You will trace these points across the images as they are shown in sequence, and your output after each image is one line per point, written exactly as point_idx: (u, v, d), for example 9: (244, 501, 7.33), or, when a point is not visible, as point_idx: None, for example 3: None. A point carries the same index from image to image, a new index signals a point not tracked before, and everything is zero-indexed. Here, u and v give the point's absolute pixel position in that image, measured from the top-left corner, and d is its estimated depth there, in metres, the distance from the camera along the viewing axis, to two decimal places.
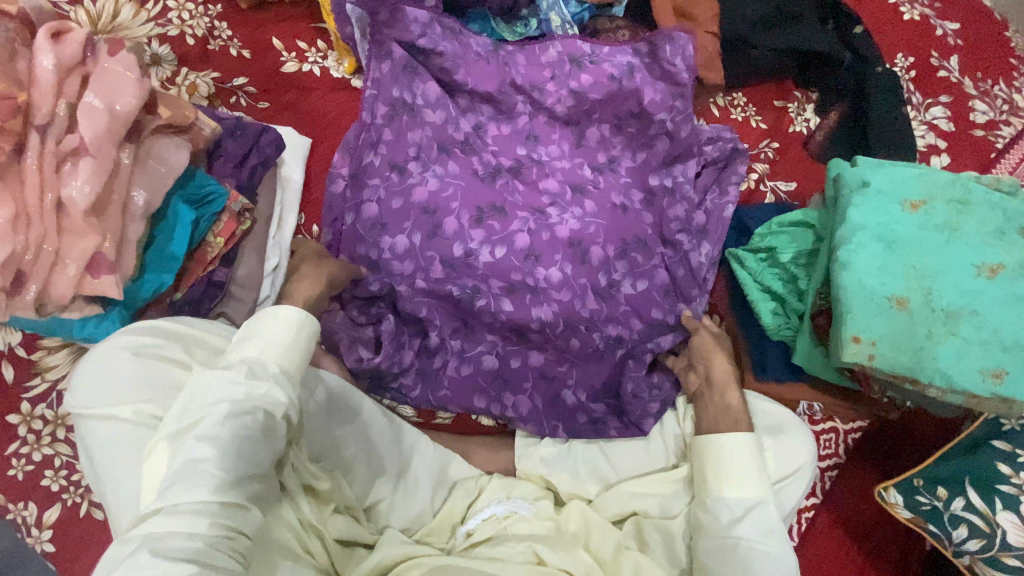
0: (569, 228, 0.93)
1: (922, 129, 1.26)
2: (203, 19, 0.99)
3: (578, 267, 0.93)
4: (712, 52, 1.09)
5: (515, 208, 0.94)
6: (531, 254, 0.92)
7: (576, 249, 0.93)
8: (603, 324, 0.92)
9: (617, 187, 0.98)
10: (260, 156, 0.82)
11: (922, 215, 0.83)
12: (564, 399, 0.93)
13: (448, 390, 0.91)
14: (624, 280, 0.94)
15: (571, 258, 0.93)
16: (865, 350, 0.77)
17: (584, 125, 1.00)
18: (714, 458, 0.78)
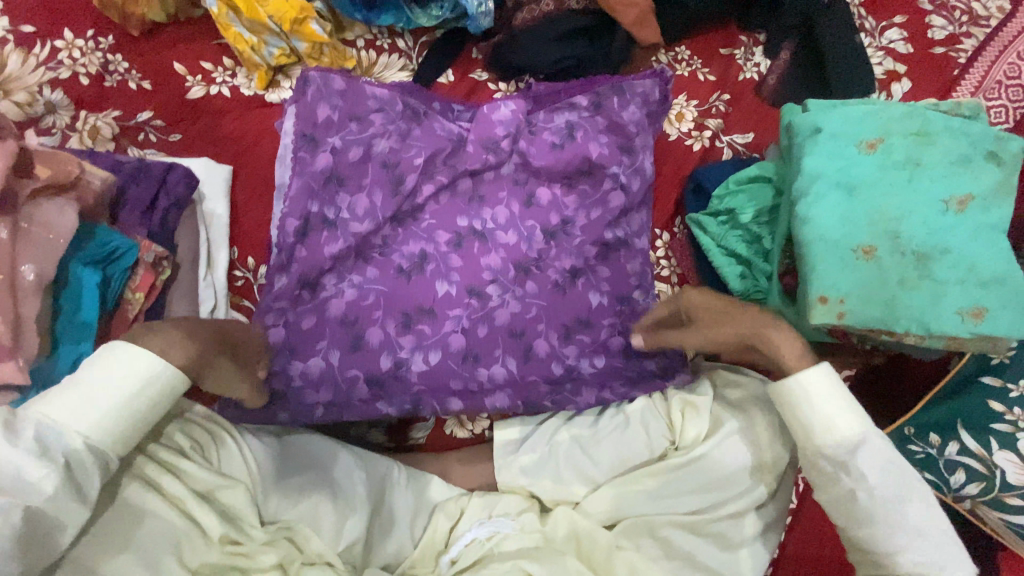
0: (508, 314, 0.93)
1: (880, 55, 1.19)
2: (95, 55, 0.92)
3: (522, 364, 0.92)
4: (646, 6, 0.96)
5: (447, 307, 0.91)
6: (470, 354, 0.91)
7: (516, 342, 0.92)
8: (546, 267, 0.95)
9: (560, 258, 0.95)
10: (172, 197, 0.77)
11: (881, 154, 0.77)
12: (535, 351, 0.92)
13: (421, 386, 0.89)
14: (577, 215, 0.97)
15: (513, 352, 0.92)
16: (834, 309, 0.72)
17: (534, 185, 0.97)
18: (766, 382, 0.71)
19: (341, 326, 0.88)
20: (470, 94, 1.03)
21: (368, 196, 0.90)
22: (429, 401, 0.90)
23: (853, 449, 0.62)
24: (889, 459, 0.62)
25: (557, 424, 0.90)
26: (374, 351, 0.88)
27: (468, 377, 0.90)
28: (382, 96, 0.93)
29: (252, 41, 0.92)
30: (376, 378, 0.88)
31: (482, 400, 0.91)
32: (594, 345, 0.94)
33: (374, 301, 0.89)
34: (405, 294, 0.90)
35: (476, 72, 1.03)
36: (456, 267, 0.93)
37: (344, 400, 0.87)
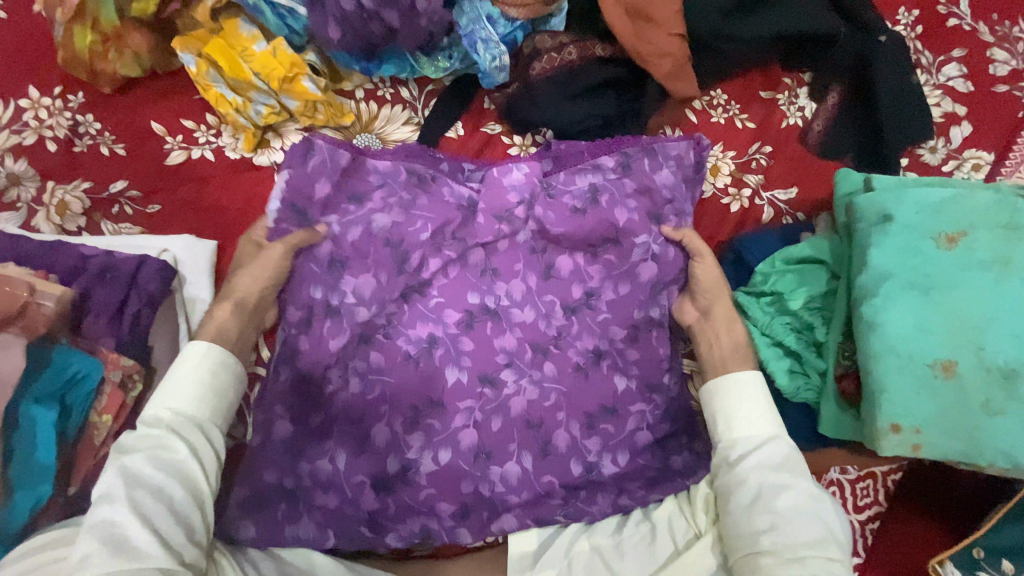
0: (524, 402, 0.82)
1: (937, 95, 1.05)
2: (63, 115, 0.82)
3: (540, 460, 0.82)
4: (681, 56, 0.86)
5: (456, 398, 0.82)
6: (481, 451, 0.81)
7: (533, 434, 0.82)
8: (567, 347, 0.84)
9: (580, 338, 0.84)
10: (144, 296, 0.68)
11: (962, 250, 0.66)
12: (555, 444, 0.83)
13: (430, 489, 0.80)
14: (603, 287, 0.84)
15: (528, 445, 0.82)
16: (908, 439, 0.64)
17: (553, 254, 0.85)
18: (725, 399, 0.73)
19: (344, 425, 0.79)
20: (482, 150, 0.91)
21: (369, 275, 0.81)
22: (438, 530, 0.80)
23: (750, 432, 0.70)
24: (784, 454, 0.68)
25: (574, 532, 0.81)
26: (378, 454, 0.79)
27: (479, 477, 0.81)
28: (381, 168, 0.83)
29: (236, 102, 0.82)
30: (379, 483, 0.79)
31: (490, 523, 0.81)
32: (620, 440, 0.83)
33: (379, 396, 0.80)
34: (410, 385, 0.81)
35: (488, 124, 0.92)
36: (467, 350, 0.83)
37: (349, 509, 0.78)
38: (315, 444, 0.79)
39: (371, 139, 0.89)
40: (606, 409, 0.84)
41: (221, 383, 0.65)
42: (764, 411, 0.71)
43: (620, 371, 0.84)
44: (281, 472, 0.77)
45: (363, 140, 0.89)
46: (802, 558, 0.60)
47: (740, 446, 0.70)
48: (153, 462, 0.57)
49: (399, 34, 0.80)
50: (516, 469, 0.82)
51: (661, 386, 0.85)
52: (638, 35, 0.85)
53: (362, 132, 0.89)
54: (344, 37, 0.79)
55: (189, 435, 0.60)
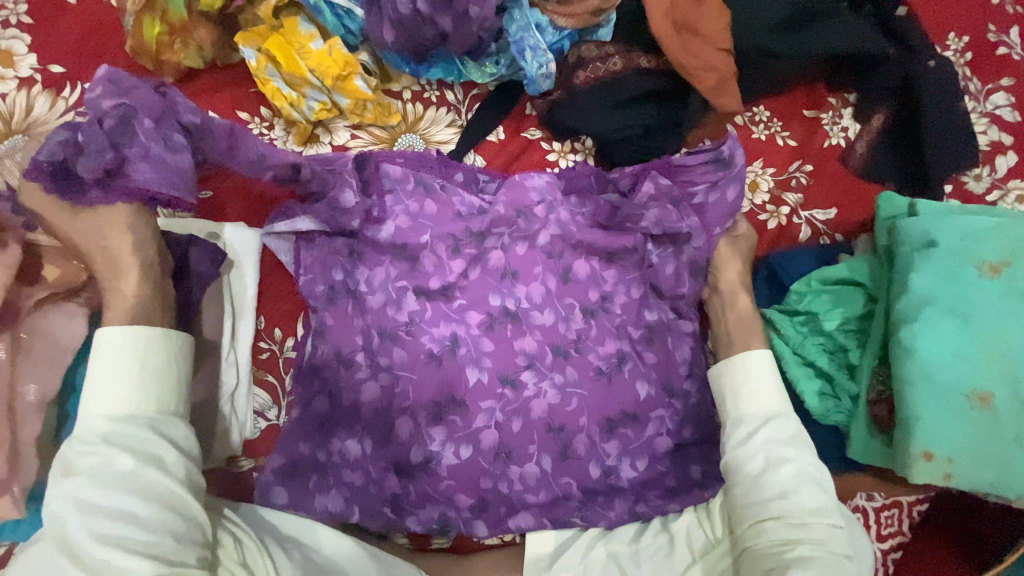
0: (546, 405, 0.84)
1: (984, 122, 1.03)
2: None
3: (559, 462, 0.84)
4: (726, 71, 0.86)
5: (478, 397, 0.84)
6: (502, 450, 0.83)
7: (554, 438, 0.84)
8: (587, 352, 0.86)
9: (601, 343, 0.86)
10: (193, 277, 0.76)
11: (1006, 281, 0.65)
12: (575, 450, 0.84)
13: (450, 482, 0.82)
14: (616, 292, 0.88)
15: (549, 449, 0.84)
16: (940, 469, 0.63)
17: (571, 258, 0.88)
18: (742, 375, 0.74)
19: (371, 416, 0.81)
20: (521, 155, 0.93)
21: (400, 268, 0.85)
22: (455, 520, 0.82)
23: (758, 413, 0.72)
24: (792, 429, 0.70)
25: (592, 537, 0.82)
26: (401, 444, 0.81)
27: (498, 475, 0.83)
28: (396, 176, 0.86)
29: (291, 96, 0.85)
30: (402, 471, 0.81)
31: (506, 519, 0.82)
32: (639, 445, 0.85)
33: (402, 389, 0.82)
34: (432, 379, 0.83)
35: (528, 129, 0.93)
36: (488, 351, 0.85)
37: (373, 489, 0.80)
38: (342, 430, 0.81)
39: (416, 140, 0.91)
40: (625, 415, 0.85)
41: (157, 373, 0.60)
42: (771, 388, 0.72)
43: (640, 376, 0.86)
44: (311, 454, 0.79)
45: (407, 140, 0.91)
46: (807, 524, 0.64)
47: (748, 427, 0.71)
48: (99, 479, 0.55)
49: (451, 38, 0.82)
50: (534, 468, 0.83)
51: (679, 396, 0.86)
52: (686, 49, 0.86)
53: (406, 131, 0.91)
54: (397, 39, 0.82)
55: (132, 444, 0.56)
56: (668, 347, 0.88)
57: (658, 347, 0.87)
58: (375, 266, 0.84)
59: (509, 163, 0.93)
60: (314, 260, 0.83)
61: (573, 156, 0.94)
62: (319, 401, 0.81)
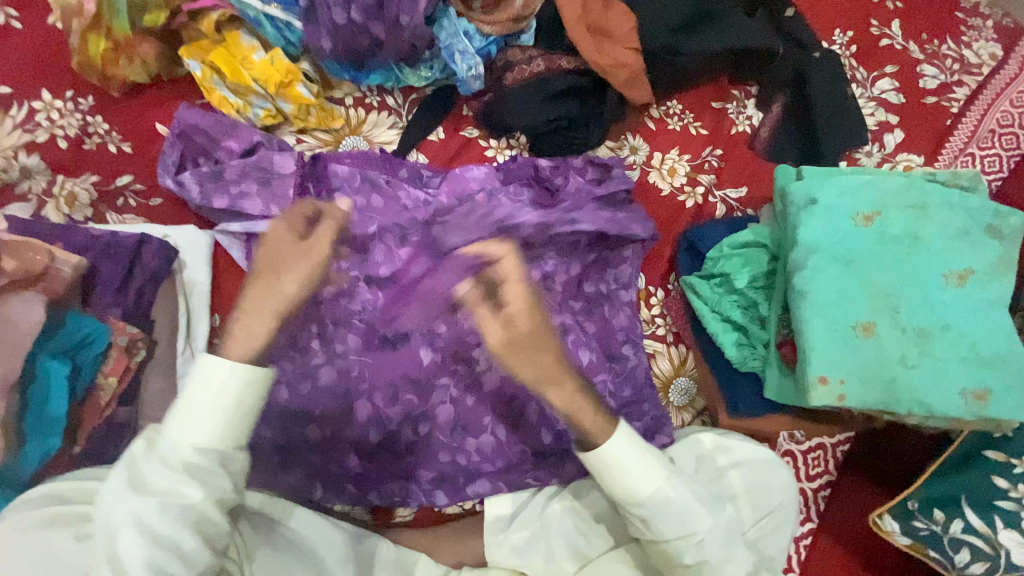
0: (497, 378, 0.90)
1: (871, 105, 1.17)
2: (74, 116, 0.89)
3: (512, 431, 0.90)
4: (637, 68, 0.97)
5: (433, 376, 0.89)
6: (458, 423, 0.89)
7: (506, 408, 0.90)
8: None
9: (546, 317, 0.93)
10: (147, 271, 0.74)
11: (877, 228, 0.76)
12: (526, 418, 0.90)
13: (411, 458, 0.87)
14: (557, 271, 0.95)
15: (502, 419, 0.90)
16: (834, 390, 0.72)
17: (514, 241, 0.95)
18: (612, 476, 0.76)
19: (330, 400, 0.85)
20: (460, 151, 1.00)
21: (352, 259, 0.90)
22: (416, 492, 0.86)
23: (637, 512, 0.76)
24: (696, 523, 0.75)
25: (548, 494, 0.87)
26: (361, 424, 0.85)
27: (456, 448, 0.88)
28: (343, 174, 0.91)
29: (237, 104, 0.89)
30: (363, 450, 0.85)
31: (465, 487, 0.87)
32: None
33: (360, 372, 0.87)
34: (388, 361, 0.88)
35: (466, 128, 1.01)
36: (440, 332, 0.90)
37: (335, 469, 0.84)
38: (301, 415, 0.84)
39: (359, 140, 0.97)
40: (571, 382, 0.92)
41: (235, 415, 0.63)
42: (695, 506, 0.75)
43: (582, 345, 0.93)
44: (272, 440, 0.82)
45: (351, 141, 0.97)
46: None
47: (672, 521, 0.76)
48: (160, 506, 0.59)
49: (385, 45, 0.89)
50: (490, 439, 0.89)
51: (618, 361, 0.94)
52: (599, 50, 0.96)
53: (350, 134, 0.97)
54: (336, 47, 0.88)
55: (204, 479, 0.61)
56: (607, 317, 0.95)
57: (597, 318, 0.95)
58: (328, 258, 0.89)
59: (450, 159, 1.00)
60: (268, 254, 0.87)
61: (509, 152, 1.02)
62: (278, 390, 0.84)
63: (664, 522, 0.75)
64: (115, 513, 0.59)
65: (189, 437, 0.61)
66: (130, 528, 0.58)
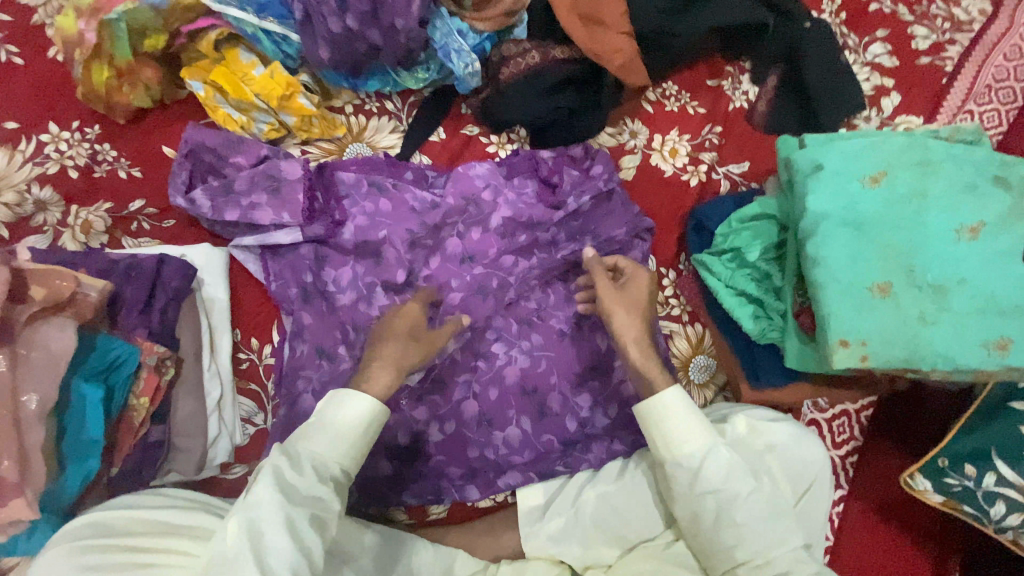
0: (518, 370, 0.91)
1: (866, 71, 1.16)
2: (83, 146, 0.90)
3: (538, 421, 0.90)
4: (632, 52, 0.97)
5: (454, 373, 0.90)
6: (484, 419, 0.90)
7: (529, 399, 0.91)
8: (549, 317, 0.94)
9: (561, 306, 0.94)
10: (169, 292, 0.76)
11: (886, 188, 0.76)
12: (550, 408, 0.91)
13: (439, 455, 0.88)
14: (569, 260, 0.95)
15: (527, 410, 0.91)
16: (856, 352, 0.72)
17: (523, 234, 0.96)
18: (660, 426, 0.75)
19: None
20: (463, 150, 1.02)
21: (365, 265, 0.91)
22: (447, 489, 0.87)
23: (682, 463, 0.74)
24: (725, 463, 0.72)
25: (582, 481, 0.88)
26: (388, 426, 0.86)
27: (484, 442, 0.89)
28: (349, 181, 0.93)
29: (241, 120, 0.91)
30: (393, 452, 0.86)
31: (496, 480, 0.88)
32: (608, 394, 0.92)
33: None
34: (409, 363, 0.89)
35: (467, 126, 1.02)
36: (458, 330, 0.91)
37: (367, 471, 0.85)
38: None
39: (363, 147, 0.98)
40: (591, 369, 0.93)
41: (358, 448, 0.66)
42: (743, 471, 0.72)
43: (599, 331, 0.94)
44: None
45: (355, 149, 0.98)
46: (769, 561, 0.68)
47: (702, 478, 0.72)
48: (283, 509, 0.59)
49: (381, 50, 0.90)
50: (515, 431, 0.90)
51: None
52: (592, 37, 0.97)
53: (353, 141, 0.98)
54: (333, 56, 0.89)
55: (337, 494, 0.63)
56: None
57: None
58: (341, 266, 0.90)
59: (453, 158, 1.01)
60: (283, 267, 0.88)
61: (510, 146, 1.03)
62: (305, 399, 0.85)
63: (714, 477, 0.72)
64: (263, 516, 0.58)
65: (332, 454, 0.64)
66: (281, 531, 0.57)
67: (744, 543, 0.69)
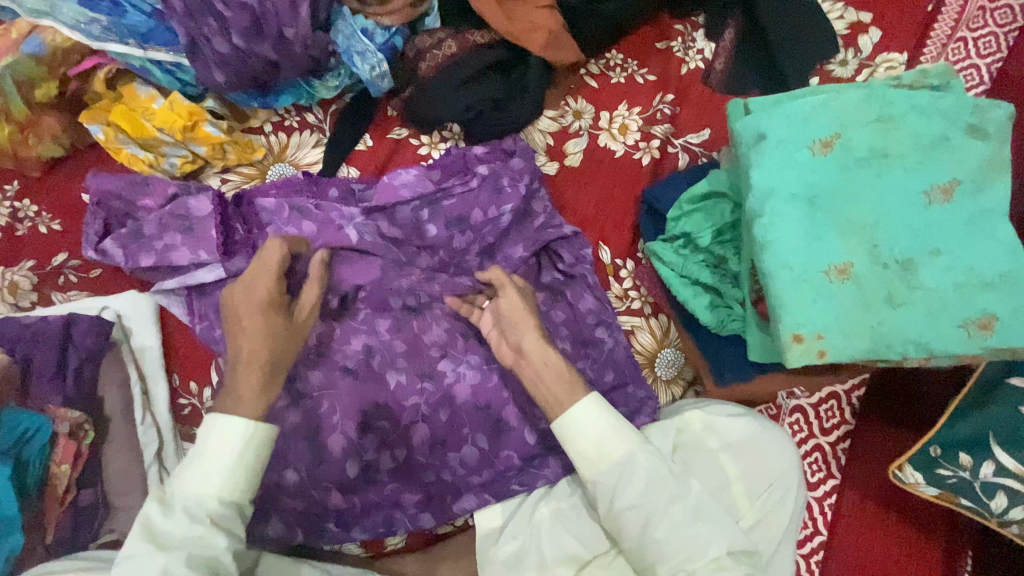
0: (468, 388, 0.86)
1: (838, 8, 1.03)
2: (2, 204, 0.88)
3: (494, 439, 0.86)
4: (556, 27, 0.89)
5: (401, 397, 0.85)
6: (436, 442, 0.85)
7: (482, 417, 0.86)
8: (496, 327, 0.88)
9: None
10: (81, 350, 0.74)
11: (841, 153, 0.66)
12: (506, 423, 0.86)
13: (393, 483, 0.85)
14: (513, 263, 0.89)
15: (480, 429, 0.86)
16: (812, 347, 0.63)
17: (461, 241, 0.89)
18: (578, 439, 0.68)
19: (299, 442, 0.82)
20: (393, 155, 0.95)
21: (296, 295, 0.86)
22: (402, 518, 0.84)
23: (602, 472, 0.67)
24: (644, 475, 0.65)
25: (537, 498, 0.83)
26: (335, 460, 0.83)
27: (438, 465, 0.85)
28: (270, 207, 0.87)
29: (149, 158, 0.87)
30: (343, 486, 0.83)
31: (453, 505, 0.84)
32: None
33: (327, 406, 0.84)
34: (351, 393, 0.84)
35: (394, 130, 0.96)
36: (400, 351, 0.87)
37: (318, 508, 0.82)
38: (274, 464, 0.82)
39: (286, 168, 0.93)
40: None
41: (238, 474, 0.65)
42: (666, 478, 0.65)
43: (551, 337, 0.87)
44: None
45: (278, 170, 0.93)
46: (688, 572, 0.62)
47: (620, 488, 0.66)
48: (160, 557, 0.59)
49: (282, 64, 0.84)
50: (470, 451, 0.85)
51: (594, 347, 0.87)
52: (510, 15, 0.88)
53: (275, 162, 0.93)
54: (232, 79, 0.84)
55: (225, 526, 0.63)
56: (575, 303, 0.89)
57: (563, 306, 0.88)
58: None
59: (381, 166, 0.95)
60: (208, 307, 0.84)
61: (443, 145, 0.96)
62: None
63: (634, 490, 0.65)
64: (142, 569, 0.59)
65: (207, 488, 0.64)
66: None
67: (667, 558, 0.63)
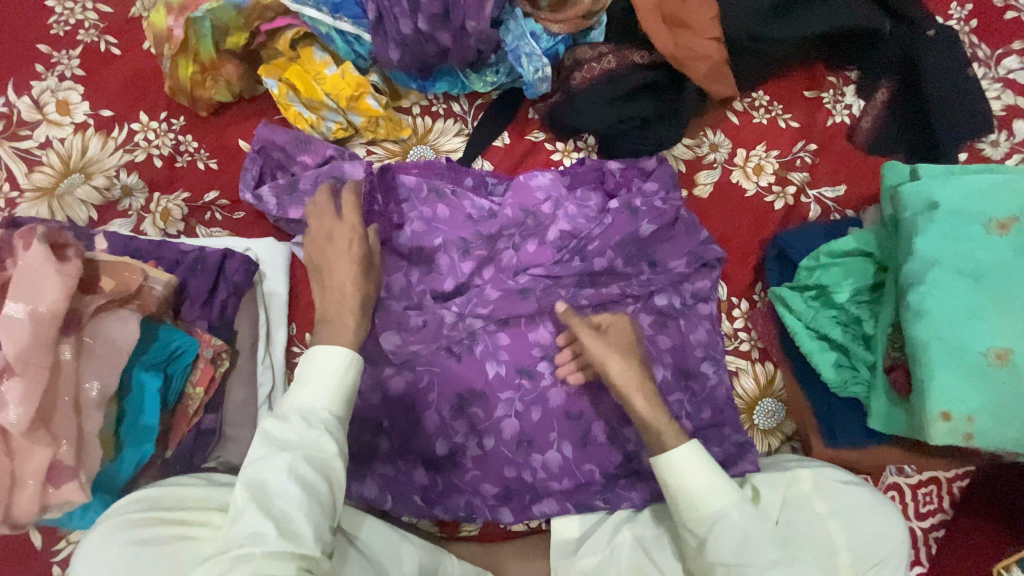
0: (564, 394, 0.87)
1: (997, 87, 1.00)
2: (167, 136, 0.94)
3: (580, 449, 0.86)
4: (718, 61, 0.90)
5: (498, 390, 0.87)
6: (524, 440, 0.86)
7: (572, 425, 0.87)
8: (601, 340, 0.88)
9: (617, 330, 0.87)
10: (230, 285, 0.80)
11: (1016, 236, 0.65)
12: (594, 436, 0.86)
13: (475, 471, 0.86)
14: (629, 281, 0.89)
15: (569, 436, 0.86)
16: (959, 428, 0.62)
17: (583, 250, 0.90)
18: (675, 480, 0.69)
19: (397, 412, 0.85)
20: (525, 158, 0.97)
21: (417, 271, 0.90)
22: (480, 507, 0.85)
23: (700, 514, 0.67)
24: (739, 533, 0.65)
25: (618, 521, 0.84)
26: (426, 436, 0.85)
27: (522, 463, 0.86)
28: (411, 184, 0.91)
29: (311, 119, 0.92)
30: (430, 463, 0.85)
31: (531, 506, 0.85)
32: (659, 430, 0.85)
33: (427, 383, 0.86)
34: (452, 376, 0.86)
35: (532, 132, 0.98)
36: (504, 344, 0.88)
37: (403, 478, 0.85)
38: (371, 427, 0.85)
39: (426, 150, 0.97)
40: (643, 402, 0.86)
41: (343, 388, 0.64)
42: (764, 539, 0.65)
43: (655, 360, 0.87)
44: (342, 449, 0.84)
45: (419, 151, 0.97)
46: None
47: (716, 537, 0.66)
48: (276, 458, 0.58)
49: (451, 52, 0.88)
50: (556, 457, 0.86)
51: (697, 380, 0.87)
52: (676, 41, 0.90)
53: (417, 143, 0.97)
54: (403, 58, 0.88)
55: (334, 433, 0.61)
56: (684, 332, 0.88)
57: (672, 333, 0.88)
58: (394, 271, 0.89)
59: (517, 164, 0.97)
60: None
61: (576, 154, 0.98)
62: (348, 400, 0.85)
63: (726, 548, 0.65)
64: (263, 472, 0.57)
65: (316, 400, 0.62)
66: (283, 478, 0.57)
67: None
